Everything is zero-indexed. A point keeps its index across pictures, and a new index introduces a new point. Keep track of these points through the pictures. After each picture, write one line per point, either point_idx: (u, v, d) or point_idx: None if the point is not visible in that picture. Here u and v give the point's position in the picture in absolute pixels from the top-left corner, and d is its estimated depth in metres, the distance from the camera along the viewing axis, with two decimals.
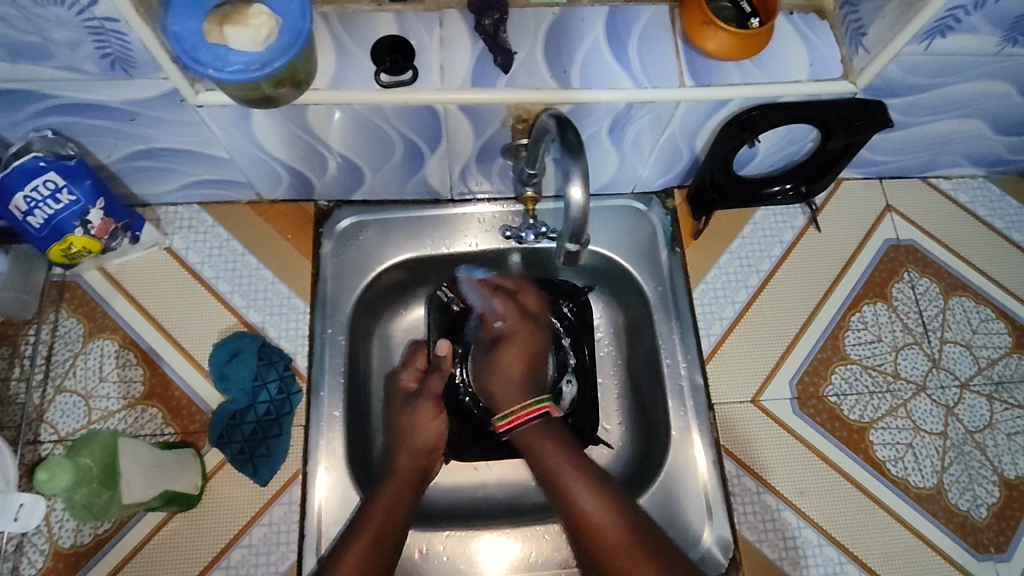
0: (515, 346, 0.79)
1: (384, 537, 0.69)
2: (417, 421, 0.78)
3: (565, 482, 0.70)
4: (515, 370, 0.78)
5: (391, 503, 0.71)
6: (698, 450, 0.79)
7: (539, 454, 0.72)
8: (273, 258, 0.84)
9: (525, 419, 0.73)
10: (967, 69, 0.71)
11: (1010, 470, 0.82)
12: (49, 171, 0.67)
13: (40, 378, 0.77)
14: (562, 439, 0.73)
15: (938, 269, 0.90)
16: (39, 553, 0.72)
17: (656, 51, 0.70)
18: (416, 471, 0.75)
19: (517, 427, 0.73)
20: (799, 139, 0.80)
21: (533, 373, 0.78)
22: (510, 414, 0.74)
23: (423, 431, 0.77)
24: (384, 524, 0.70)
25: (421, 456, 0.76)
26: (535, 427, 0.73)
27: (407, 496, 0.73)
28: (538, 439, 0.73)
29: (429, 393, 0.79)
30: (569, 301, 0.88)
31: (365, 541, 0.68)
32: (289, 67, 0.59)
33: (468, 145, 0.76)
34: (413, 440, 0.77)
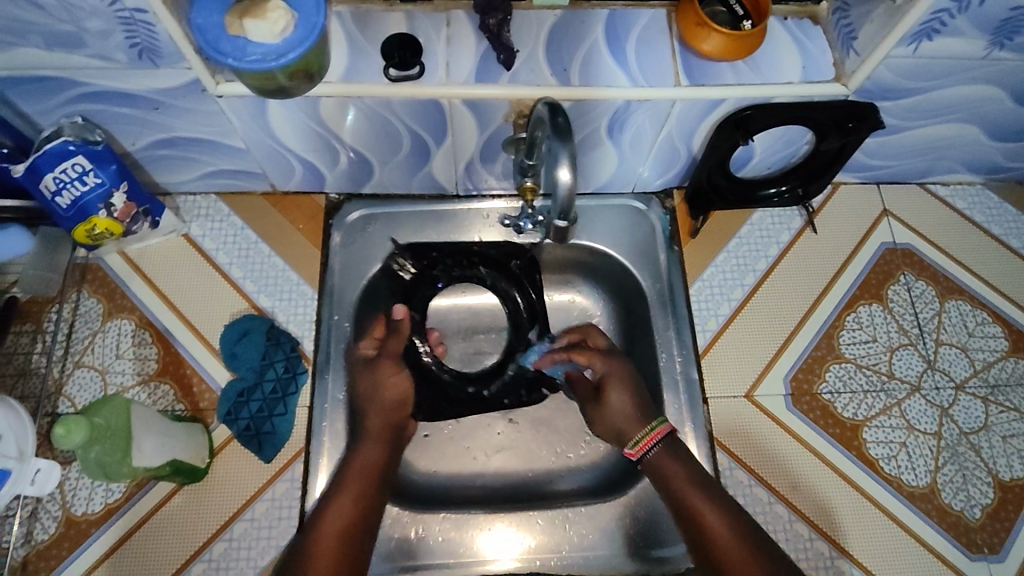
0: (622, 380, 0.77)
1: (365, 496, 0.71)
2: (382, 380, 0.78)
3: (705, 521, 0.67)
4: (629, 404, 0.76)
5: (366, 462, 0.73)
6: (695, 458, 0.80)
7: (677, 489, 0.69)
8: (285, 246, 0.88)
9: (654, 441, 0.72)
10: (957, 73, 0.73)
11: (1005, 472, 0.82)
12: (77, 154, 0.71)
13: (60, 354, 0.81)
14: (689, 466, 0.71)
15: (934, 273, 0.91)
16: (52, 520, 0.75)
17: (653, 51, 0.73)
18: (388, 428, 0.76)
19: (646, 452, 0.72)
20: (795, 141, 0.82)
21: (642, 397, 0.77)
22: (638, 440, 0.73)
23: (389, 389, 0.78)
24: (361, 483, 0.71)
25: (391, 412, 0.77)
26: (664, 449, 0.72)
27: (381, 453, 0.75)
28: (668, 463, 0.71)
29: (389, 354, 0.79)
30: (517, 258, 0.87)
31: (347, 498, 0.70)
32: (303, 59, 0.63)
33: (472, 141, 0.79)
34: (380, 399, 0.77)
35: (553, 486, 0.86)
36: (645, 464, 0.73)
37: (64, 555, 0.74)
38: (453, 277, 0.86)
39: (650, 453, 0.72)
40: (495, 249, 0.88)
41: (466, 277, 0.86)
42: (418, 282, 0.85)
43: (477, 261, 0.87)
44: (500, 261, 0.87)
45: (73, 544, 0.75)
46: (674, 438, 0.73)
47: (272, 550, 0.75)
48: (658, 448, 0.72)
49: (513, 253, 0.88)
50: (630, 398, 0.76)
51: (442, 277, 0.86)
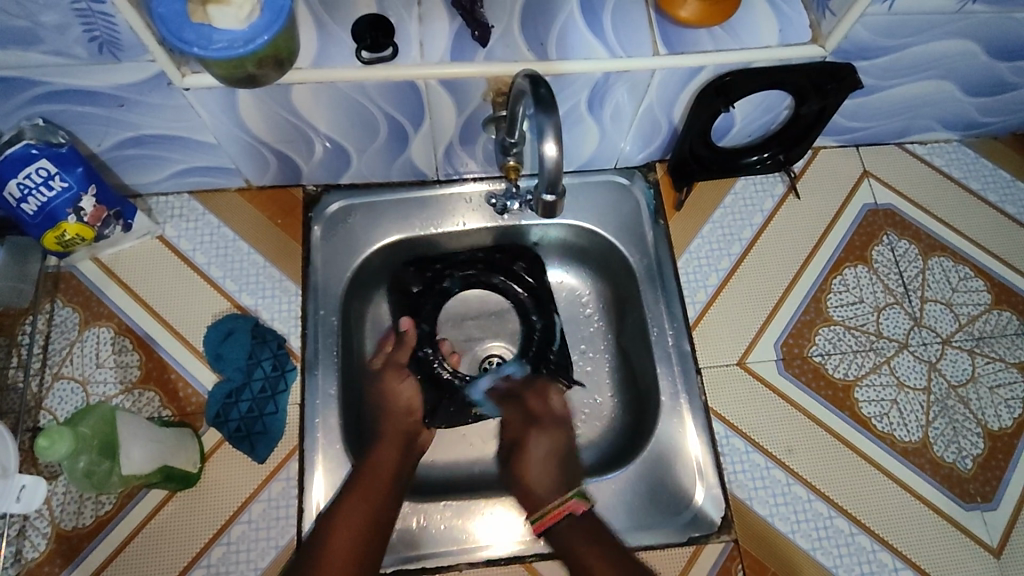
0: (548, 457, 0.79)
1: (374, 498, 0.72)
2: (387, 391, 0.81)
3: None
4: (546, 475, 0.78)
5: (381, 465, 0.75)
6: (691, 432, 0.80)
7: (585, 565, 0.69)
8: (265, 242, 0.85)
9: (557, 517, 0.73)
10: (931, 28, 0.73)
11: (994, 422, 0.84)
12: (41, 158, 0.68)
13: (37, 366, 0.78)
14: (602, 539, 0.71)
15: (916, 231, 0.92)
16: (41, 536, 0.73)
17: (629, 21, 0.72)
18: (401, 433, 0.79)
19: (552, 525, 0.73)
20: (774, 107, 0.82)
21: (564, 470, 0.78)
22: (543, 515, 0.73)
23: (396, 397, 0.81)
24: (378, 484, 0.73)
25: (403, 419, 0.80)
26: (574, 523, 0.73)
27: (397, 458, 0.76)
28: (575, 539, 0.72)
29: (392, 364, 0.83)
30: (521, 260, 0.88)
31: (357, 501, 0.71)
32: (272, 45, 0.61)
33: (451, 124, 0.77)
34: (390, 408, 0.81)
35: None
36: (557, 538, 0.73)
37: (56, 571, 0.72)
38: (462, 283, 0.86)
39: (556, 527, 0.73)
40: (500, 253, 0.88)
41: (478, 282, 0.87)
42: (427, 294, 0.86)
43: (483, 269, 0.87)
44: (505, 265, 0.88)
45: (64, 560, 0.73)
46: (585, 518, 0.73)
47: (272, 551, 0.74)
48: (564, 522, 0.73)
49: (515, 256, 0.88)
50: (545, 470, 0.78)
51: (452, 284, 0.86)
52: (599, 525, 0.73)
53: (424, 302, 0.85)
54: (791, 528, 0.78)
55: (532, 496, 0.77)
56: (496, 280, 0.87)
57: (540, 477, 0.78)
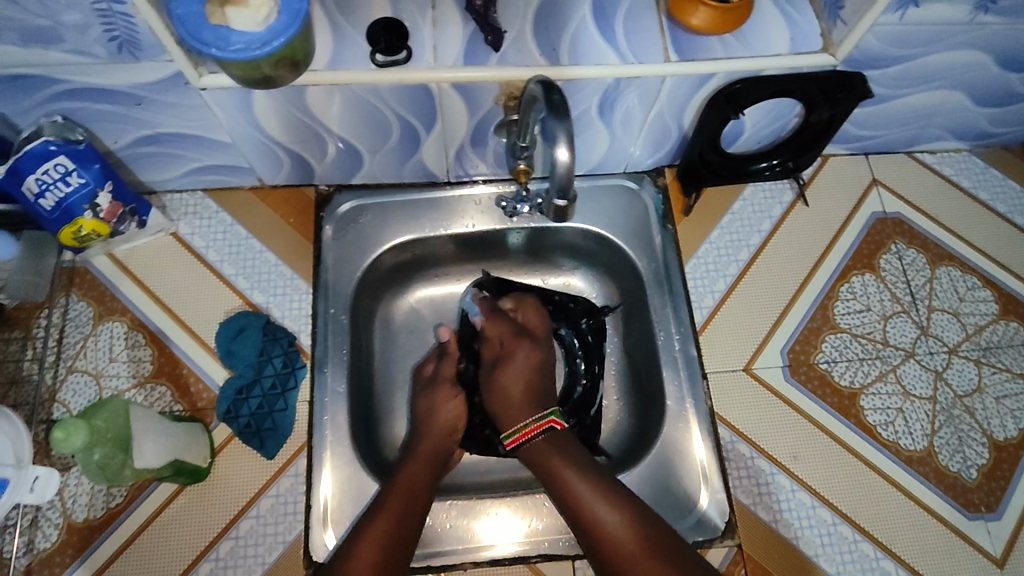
0: (526, 373, 0.79)
1: (406, 514, 0.71)
2: (439, 404, 0.80)
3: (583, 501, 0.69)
4: (519, 390, 0.78)
5: (411, 485, 0.73)
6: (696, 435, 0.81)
7: (558, 474, 0.72)
8: (277, 241, 0.86)
9: (531, 433, 0.75)
10: (942, 39, 0.73)
11: (999, 432, 0.84)
12: (60, 154, 0.69)
13: (52, 359, 0.79)
14: (574, 454, 0.73)
15: (924, 240, 0.92)
16: (53, 527, 0.74)
17: (641, 27, 0.73)
18: (437, 454, 0.77)
19: (524, 442, 0.75)
20: (784, 115, 0.83)
21: (542, 391, 0.79)
22: (519, 430, 0.75)
23: (443, 412, 0.80)
24: (406, 501, 0.72)
25: (442, 439, 0.79)
26: (546, 438, 0.75)
27: (428, 477, 0.75)
28: (548, 455, 0.73)
29: (444, 377, 0.83)
30: (589, 317, 0.90)
31: (388, 516, 0.70)
32: (289, 47, 0.62)
33: (462, 126, 0.78)
34: (434, 424, 0.79)
35: None
36: (528, 456, 0.75)
37: (67, 561, 0.74)
38: None
39: (532, 442, 0.75)
40: (572, 303, 0.91)
41: None
42: None
43: (549, 313, 0.90)
44: (572, 317, 0.90)
45: (76, 550, 0.74)
46: (563, 433, 0.76)
47: (280, 547, 0.75)
48: (541, 437, 0.75)
49: (586, 311, 0.91)
50: (523, 386, 0.78)
51: None
52: (570, 440, 0.75)
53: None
54: (794, 535, 0.78)
55: (507, 409, 0.78)
56: (561, 332, 0.90)
57: (511, 393, 0.78)
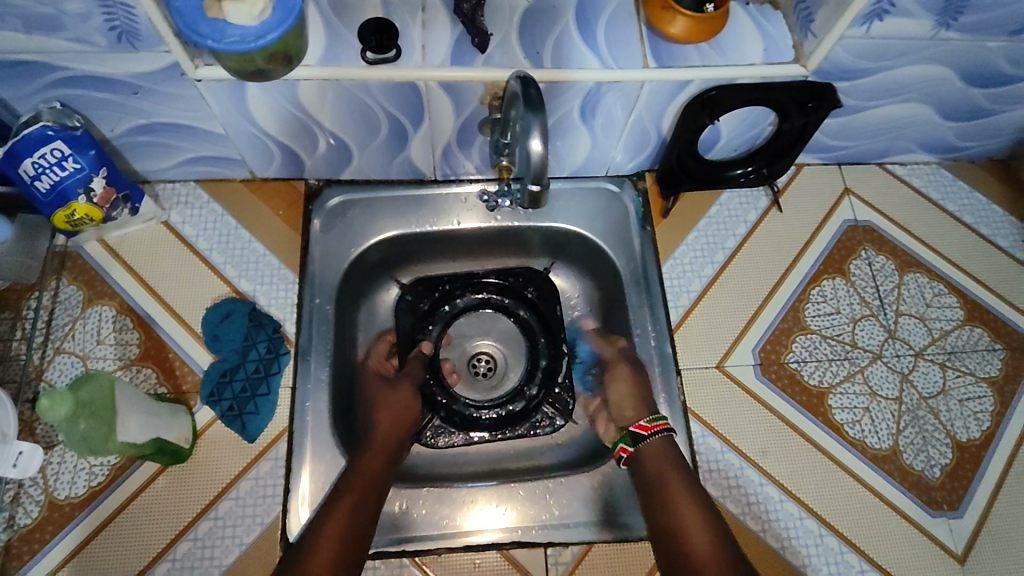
0: (628, 381, 0.84)
1: (362, 503, 0.73)
2: (389, 397, 0.84)
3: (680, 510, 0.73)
4: (627, 387, 0.83)
5: (369, 471, 0.76)
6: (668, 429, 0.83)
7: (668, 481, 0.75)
8: (266, 232, 0.89)
9: (657, 430, 0.78)
10: (907, 54, 0.77)
11: (962, 433, 0.87)
12: (56, 140, 0.71)
13: (40, 340, 0.81)
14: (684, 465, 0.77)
15: (893, 248, 0.95)
16: (35, 504, 0.76)
17: (622, 35, 0.76)
18: (388, 444, 0.80)
19: (648, 435, 0.78)
20: (759, 123, 0.86)
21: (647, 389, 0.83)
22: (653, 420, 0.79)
23: (400, 403, 0.84)
24: (363, 492, 0.74)
25: (396, 430, 0.82)
26: (665, 440, 0.78)
27: (382, 466, 0.77)
28: (666, 459, 0.77)
29: (407, 374, 0.87)
30: (534, 286, 0.94)
31: (346, 505, 0.72)
32: (282, 41, 0.65)
33: (449, 125, 0.81)
34: (386, 413, 0.83)
35: (532, 461, 0.89)
36: (642, 448, 0.78)
37: (48, 538, 0.75)
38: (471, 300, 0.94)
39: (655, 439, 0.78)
40: (516, 278, 0.95)
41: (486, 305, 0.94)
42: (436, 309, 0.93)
43: (495, 292, 0.95)
44: (518, 290, 0.94)
45: (56, 527, 0.75)
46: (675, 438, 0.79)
47: (258, 528, 0.76)
48: (661, 436, 0.78)
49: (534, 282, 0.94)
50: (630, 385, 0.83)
51: (461, 300, 0.94)
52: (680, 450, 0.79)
53: (431, 319, 0.93)
54: (762, 527, 0.80)
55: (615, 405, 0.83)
56: (518, 310, 0.94)
57: (621, 388, 0.84)
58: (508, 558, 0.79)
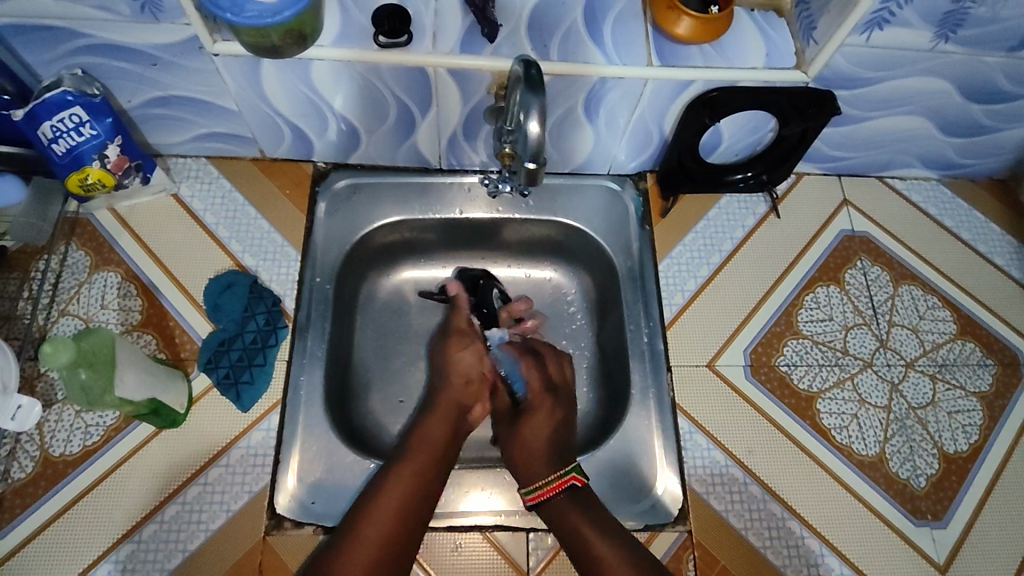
0: (551, 417, 0.82)
1: (423, 469, 0.75)
2: (456, 356, 0.86)
3: (598, 559, 0.71)
4: (541, 441, 0.80)
5: (430, 439, 0.78)
6: (656, 424, 0.84)
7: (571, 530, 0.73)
8: (272, 210, 0.91)
9: (554, 492, 0.75)
10: (907, 65, 0.79)
11: (950, 445, 0.87)
12: (76, 105, 0.74)
13: (46, 302, 0.83)
14: (596, 515, 0.74)
15: (889, 259, 0.96)
16: (30, 459, 0.77)
17: (628, 34, 0.78)
18: (453, 410, 0.81)
19: (547, 499, 0.75)
20: (760, 128, 0.88)
21: (566, 441, 0.81)
22: (540, 487, 0.76)
23: (462, 367, 0.85)
24: (424, 460, 0.76)
25: (461, 396, 0.83)
26: (571, 497, 0.75)
27: (444, 430, 0.79)
28: (571, 515, 0.74)
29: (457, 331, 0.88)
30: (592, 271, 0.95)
31: (408, 471, 0.74)
32: (298, 19, 0.67)
33: (456, 113, 0.83)
34: (453, 375, 0.84)
35: None
36: (549, 509, 0.75)
37: (38, 493, 0.76)
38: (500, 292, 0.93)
39: (557, 500, 0.75)
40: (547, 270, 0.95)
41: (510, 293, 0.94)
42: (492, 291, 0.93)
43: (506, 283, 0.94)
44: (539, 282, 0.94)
45: (48, 483, 0.77)
46: (584, 491, 0.76)
47: (245, 496, 0.77)
48: (565, 495, 0.75)
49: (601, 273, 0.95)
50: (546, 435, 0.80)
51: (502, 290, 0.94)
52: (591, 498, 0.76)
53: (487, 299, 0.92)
54: (743, 525, 0.81)
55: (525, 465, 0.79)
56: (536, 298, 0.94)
57: (536, 435, 0.80)
58: (490, 540, 0.80)
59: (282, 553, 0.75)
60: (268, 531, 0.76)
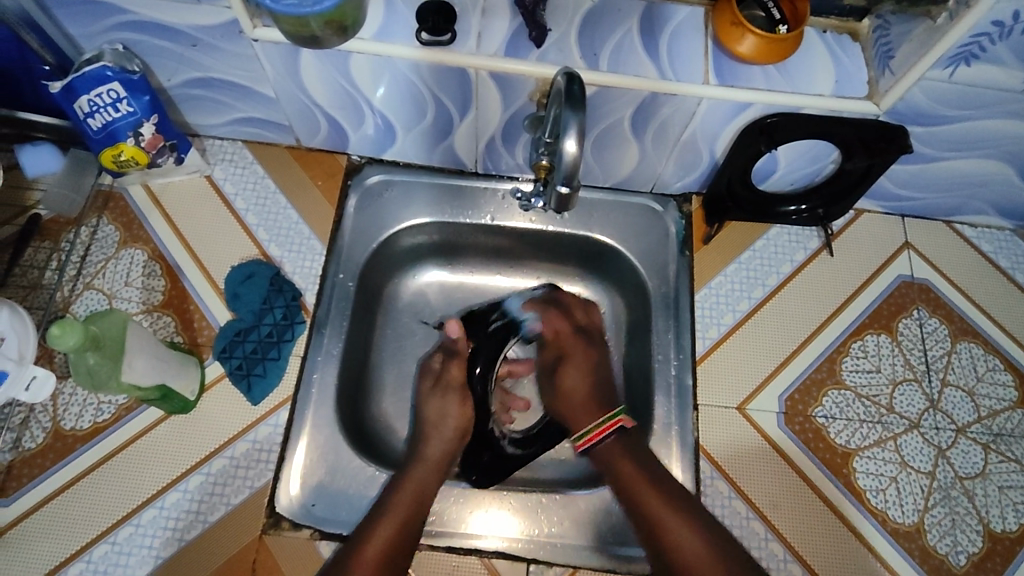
0: (588, 361, 0.83)
1: (412, 516, 0.71)
2: (450, 406, 0.82)
3: (653, 508, 0.69)
4: (581, 389, 0.81)
5: (422, 484, 0.74)
6: (676, 464, 0.79)
7: (629, 481, 0.72)
8: (302, 200, 0.89)
9: (604, 434, 0.76)
10: (991, 105, 0.71)
11: (997, 523, 0.79)
12: (114, 80, 0.73)
13: (73, 274, 0.83)
14: (642, 456, 0.73)
15: (949, 312, 0.89)
16: (41, 430, 0.78)
17: (685, 48, 0.73)
18: (444, 459, 0.78)
19: (596, 443, 0.76)
20: (820, 159, 0.82)
21: (604, 382, 0.82)
22: (587, 434, 0.77)
23: (453, 417, 0.81)
24: (412, 507, 0.71)
25: (450, 443, 0.80)
26: (618, 440, 0.75)
27: (436, 480, 0.76)
28: (620, 456, 0.74)
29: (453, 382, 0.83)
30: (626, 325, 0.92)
31: (395, 518, 0.70)
32: (339, 10, 0.65)
33: (496, 117, 0.80)
34: (445, 424, 0.81)
35: (531, 474, 0.86)
36: (600, 454, 0.76)
37: (45, 466, 0.76)
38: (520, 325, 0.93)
39: (604, 443, 0.76)
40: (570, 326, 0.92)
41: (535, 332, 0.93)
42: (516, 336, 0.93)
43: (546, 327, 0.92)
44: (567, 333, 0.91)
45: (56, 456, 0.77)
46: (631, 433, 0.76)
47: (246, 491, 0.76)
48: (613, 437, 0.75)
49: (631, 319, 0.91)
50: (581, 379, 0.82)
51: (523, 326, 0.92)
52: (637, 442, 0.76)
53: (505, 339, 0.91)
54: None
55: (570, 412, 0.81)
56: None
57: (576, 381, 0.82)
58: (488, 566, 0.76)
59: (276, 554, 0.74)
60: (265, 530, 0.75)
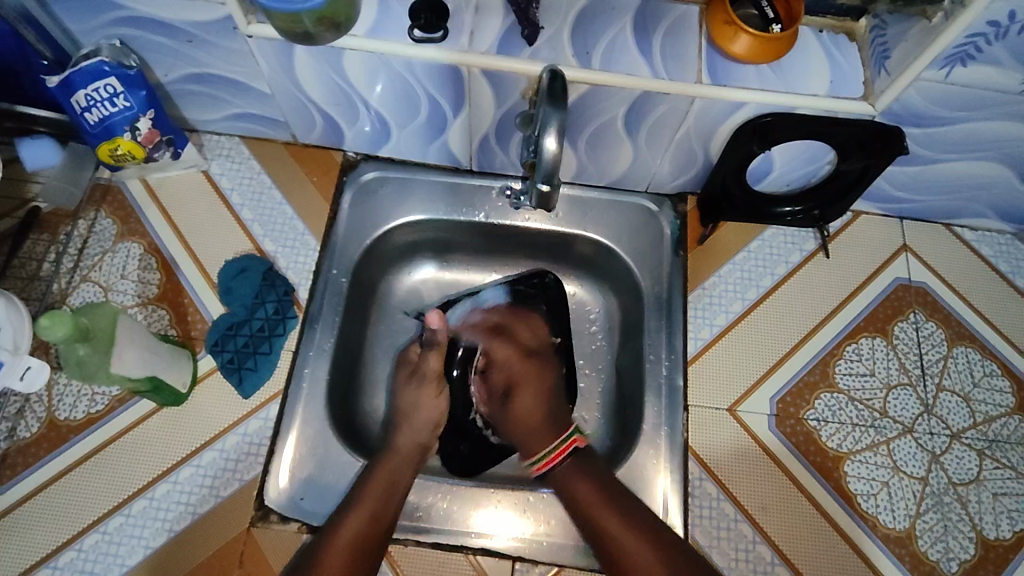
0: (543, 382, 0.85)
1: (380, 513, 0.72)
2: (422, 399, 0.82)
3: (603, 526, 0.71)
4: (535, 412, 0.83)
5: (392, 479, 0.75)
6: (665, 465, 0.79)
7: (579, 500, 0.73)
8: (298, 196, 0.90)
9: (562, 456, 0.77)
10: (989, 107, 0.70)
11: (991, 530, 0.78)
12: (111, 76, 0.74)
13: (70, 266, 0.84)
14: (596, 473, 0.75)
15: (946, 316, 0.88)
16: (36, 420, 0.79)
17: (679, 46, 0.73)
18: (415, 451, 0.78)
19: (555, 466, 0.77)
20: (816, 160, 0.81)
21: (557, 410, 0.84)
22: (546, 454, 0.78)
23: (424, 409, 0.81)
24: (378, 503, 0.72)
25: (421, 435, 0.80)
26: (574, 462, 0.76)
27: (406, 474, 0.76)
28: (570, 476, 0.76)
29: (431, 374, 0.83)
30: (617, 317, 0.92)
31: (361, 515, 0.71)
32: (332, 6, 0.65)
33: (489, 115, 0.79)
34: (419, 417, 0.81)
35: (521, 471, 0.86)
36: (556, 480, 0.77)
37: (39, 456, 0.77)
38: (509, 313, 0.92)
39: (562, 465, 0.77)
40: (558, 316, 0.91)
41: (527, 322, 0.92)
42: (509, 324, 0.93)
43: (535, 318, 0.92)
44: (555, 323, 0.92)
45: (50, 446, 0.78)
46: (585, 453, 0.77)
47: (235, 484, 0.77)
48: (568, 459, 0.77)
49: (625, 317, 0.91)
50: (535, 399, 0.84)
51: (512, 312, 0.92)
52: (591, 460, 0.77)
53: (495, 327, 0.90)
54: None
55: (525, 434, 0.82)
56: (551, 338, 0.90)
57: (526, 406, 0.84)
58: (474, 563, 0.76)
59: (263, 547, 0.74)
60: (253, 523, 0.75)
